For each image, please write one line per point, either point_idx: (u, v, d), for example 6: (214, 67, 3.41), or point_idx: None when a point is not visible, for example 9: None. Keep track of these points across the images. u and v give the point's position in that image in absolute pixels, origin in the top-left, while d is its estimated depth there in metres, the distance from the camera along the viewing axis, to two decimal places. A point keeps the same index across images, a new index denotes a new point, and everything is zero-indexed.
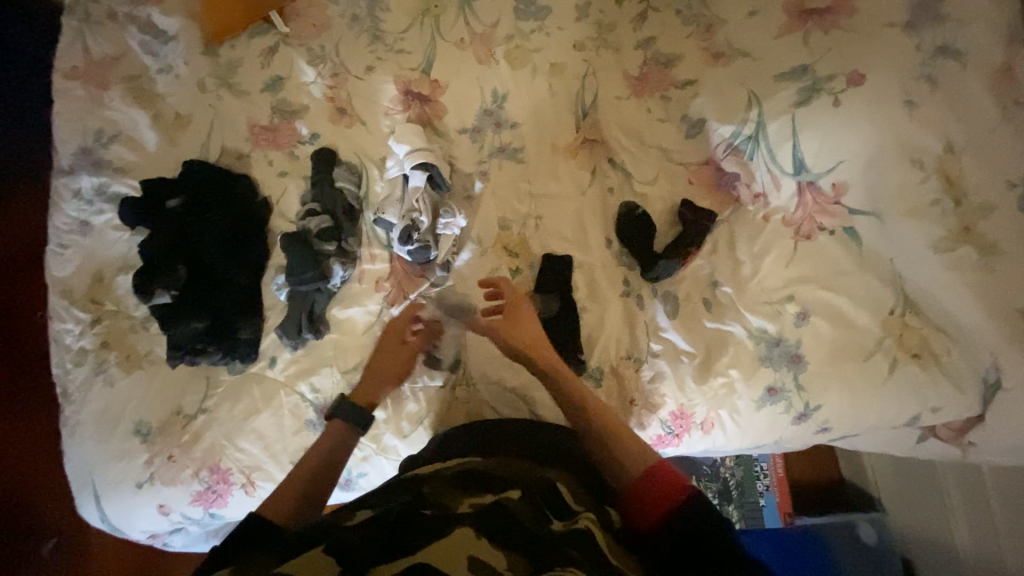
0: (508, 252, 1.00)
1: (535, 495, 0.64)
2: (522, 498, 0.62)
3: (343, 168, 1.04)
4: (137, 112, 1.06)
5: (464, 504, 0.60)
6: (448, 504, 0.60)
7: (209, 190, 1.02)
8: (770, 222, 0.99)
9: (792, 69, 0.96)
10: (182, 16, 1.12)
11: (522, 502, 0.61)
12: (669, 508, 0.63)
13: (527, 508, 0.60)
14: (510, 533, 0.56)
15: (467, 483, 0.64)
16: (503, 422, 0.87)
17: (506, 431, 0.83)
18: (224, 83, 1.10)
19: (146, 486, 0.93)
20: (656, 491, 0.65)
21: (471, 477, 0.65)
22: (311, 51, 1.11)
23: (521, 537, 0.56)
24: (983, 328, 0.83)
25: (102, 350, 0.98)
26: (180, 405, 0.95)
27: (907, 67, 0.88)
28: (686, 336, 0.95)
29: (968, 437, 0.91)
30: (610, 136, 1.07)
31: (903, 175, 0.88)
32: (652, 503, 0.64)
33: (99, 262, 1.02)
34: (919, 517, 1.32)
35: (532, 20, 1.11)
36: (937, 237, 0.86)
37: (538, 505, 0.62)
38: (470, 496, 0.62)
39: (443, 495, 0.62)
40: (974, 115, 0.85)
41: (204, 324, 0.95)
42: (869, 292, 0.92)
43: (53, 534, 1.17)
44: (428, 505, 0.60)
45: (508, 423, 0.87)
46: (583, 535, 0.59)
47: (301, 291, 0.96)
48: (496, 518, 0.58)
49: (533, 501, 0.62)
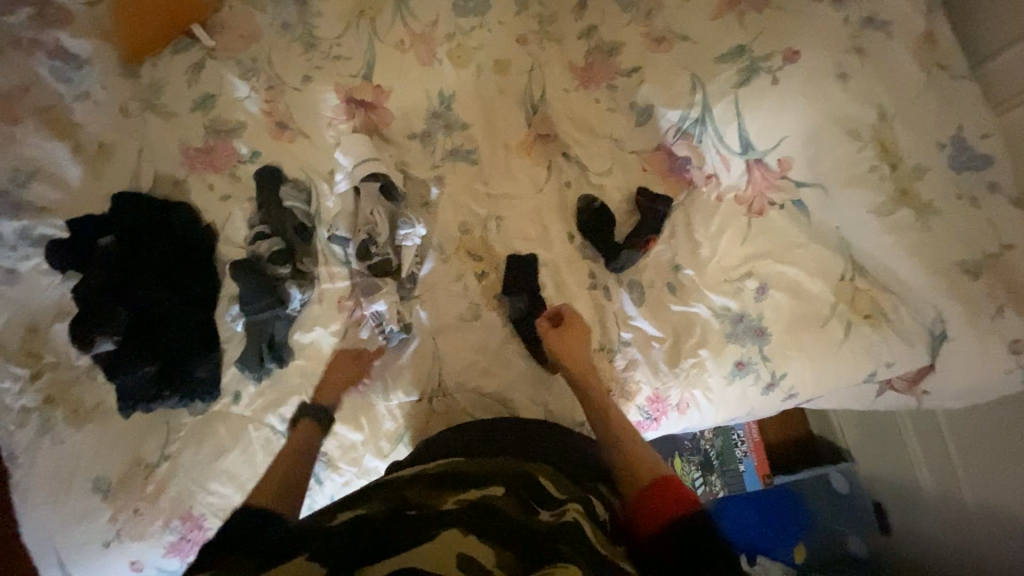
0: (472, 257, 0.99)
1: (519, 489, 0.65)
2: (508, 495, 0.63)
3: (290, 186, 1.00)
4: (53, 145, 0.98)
5: (448, 502, 0.61)
6: (433, 504, 0.60)
7: (146, 224, 0.95)
8: (723, 202, 1.01)
9: (730, 50, 0.97)
10: (92, 36, 1.03)
11: (507, 498, 0.62)
12: (665, 519, 0.62)
13: (513, 505, 0.61)
14: (496, 526, 0.57)
15: (452, 483, 0.65)
16: (492, 422, 0.87)
17: (491, 432, 0.84)
18: (149, 106, 1.02)
19: (114, 545, 0.87)
20: (660, 505, 0.64)
21: (455, 478, 0.66)
22: (242, 65, 1.05)
23: (508, 531, 0.57)
24: (925, 283, 0.90)
25: (47, 407, 0.91)
26: (141, 455, 0.90)
27: (837, 40, 0.91)
28: (654, 322, 0.97)
29: (922, 386, 0.98)
30: (562, 129, 1.06)
31: (843, 147, 0.91)
32: (656, 513, 0.63)
33: (31, 312, 0.94)
34: (881, 463, 1.41)
35: (472, 16, 1.09)
36: (877, 203, 0.91)
37: (524, 499, 0.63)
38: (454, 494, 0.62)
39: (428, 496, 0.62)
40: (899, 84, 0.92)
41: (156, 367, 0.89)
42: (819, 261, 0.97)
43: None
44: (412, 506, 0.60)
45: (493, 422, 0.87)
46: (571, 528, 0.59)
47: (257, 320, 0.92)
48: (482, 514, 0.58)
49: (519, 496, 0.63)
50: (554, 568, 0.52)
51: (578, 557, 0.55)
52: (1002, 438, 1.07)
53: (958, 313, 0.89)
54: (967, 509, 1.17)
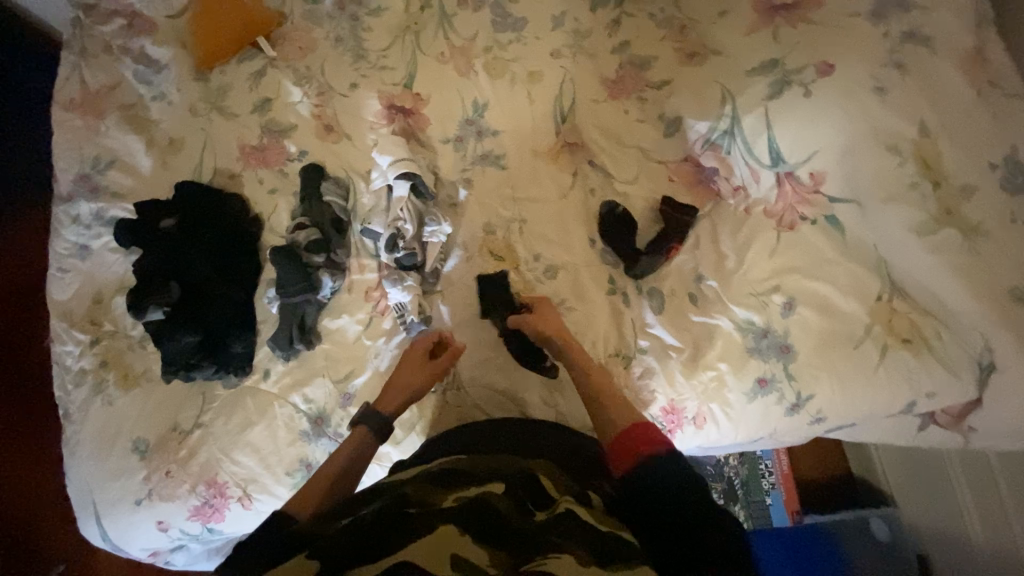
0: (495, 256, 1.01)
1: (517, 490, 0.64)
2: (504, 493, 0.63)
3: (330, 182, 1.07)
4: (132, 138, 1.10)
5: (448, 500, 0.61)
6: (432, 502, 0.61)
7: (200, 209, 1.04)
8: (751, 214, 1.00)
9: (762, 63, 0.97)
10: (173, 45, 1.16)
11: (504, 497, 0.62)
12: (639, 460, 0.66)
13: (510, 505, 0.61)
14: (493, 528, 0.57)
15: (452, 482, 0.65)
16: (500, 421, 0.88)
17: (497, 432, 0.85)
18: (214, 106, 1.13)
19: (145, 503, 0.94)
20: (637, 445, 0.68)
21: (455, 475, 0.66)
22: (297, 72, 1.14)
23: (503, 533, 0.57)
24: (969, 309, 0.84)
25: (101, 370, 1.00)
26: (177, 421, 0.97)
27: (875, 55, 0.90)
28: (672, 331, 0.96)
29: (968, 422, 0.91)
30: (590, 139, 1.09)
31: (881, 160, 0.88)
32: (633, 458, 0.67)
33: (97, 285, 1.05)
34: (928, 510, 1.29)
35: (510, 31, 1.15)
36: (920, 220, 0.87)
37: (520, 498, 0.63)
38: (454, 492, 0.63)
39: (428, 493, 0.63)
40: (943, 99, 0.89)
41: (195, 338, 0.96)
42: (854, 279, 0.92)
43: (63, 557, 1.20)
44: (411, 504, 0.61)
45: (503, 421, 0.88)
46: (566, 518, 0.60)
47: (290, 303, 0.97)
48: (480, 515, 0.58)
49: (514, 495, 0.63)
50: (546, 560, 0.53)
51: (574, 548, 0.56)
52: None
53: (1009, 343, 0.82)
54: (1017, 563, 1.04)
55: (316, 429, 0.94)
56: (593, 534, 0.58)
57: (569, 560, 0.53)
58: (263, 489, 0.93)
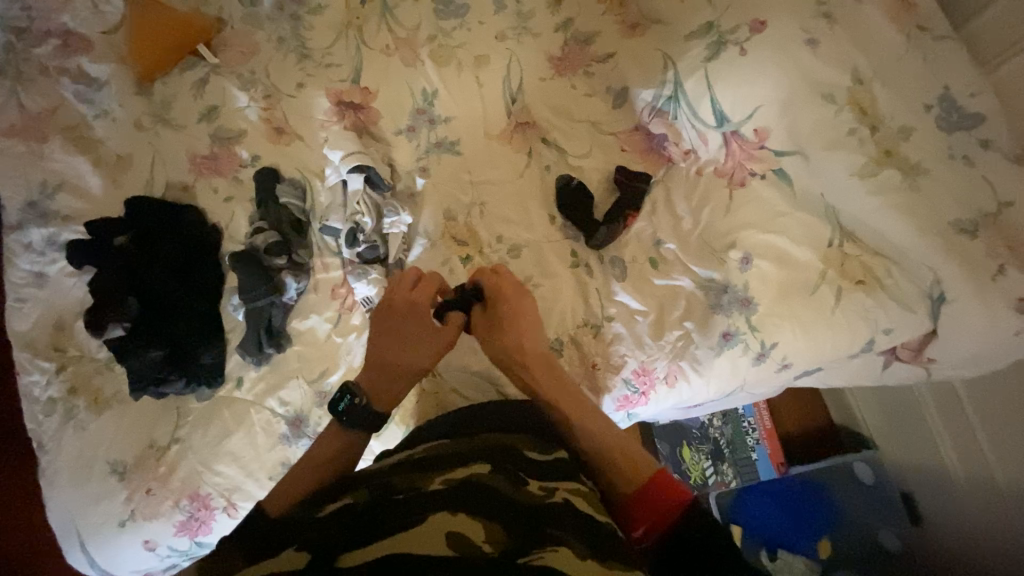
0: (458, 242, 1.01)
1: (507, 467, 0.65)
2: (494, 472, 0.63)
3: (286, 184, 1.06)
4: (78, 159, 1.08)
5: (435, 483, 0.61)
6: (420, 485, 0.61)
7: (155, 224, 1.02)
8: (703, 175, 1.03)
9: (699, 26, 0.99)
10: (112, 61, 1.14)
11: (495, 475, 0.62)
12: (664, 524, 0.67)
13: (502, 481, 0.62)
14: (484, 502, 0.57)
15: (440, 464, 0.65)
16: (477, 408, 0.87)
17: (473, 417, 0.84)
18: (160, 119, 1.12)
19: (129, 523, 0.93)
20: (654, 504, 0.68)
21: (441, 460, 0.66)
22: (242, 77, 1.13)
23: (501, 509, 0.57)
24: (914, 244, 0.89)
25: (71, 397, 0.99)
26: (152, 439, 0.96)
27: (803, 7, 0.93)
28: (637, 295, 0.98)
29: (927, 354, 0.95)
30: (541, 117, 1.09)
31: (819, 111, 0.91)
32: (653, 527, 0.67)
33: (58, 312, 1.03)
34: (909, 450, 1.32)
35: (453, 18, 1.15)
36: (861, 164, 0.90)
37: (512, 475, 0.64)
38: (440, 475, 0.62)
39: (414, 479, 0.62)
40: (873, 48, 0.92)
41: (163, 351, 0.95)
42: (806, 230, 0.95)
43: None
44: (399, 489, 0.60)
45: (488, 405, 0.87)
46: (562, 507, 0.60)
47: (255, 308, 0.96)
48: (469, 493, 0.58)
49: (505, 473, 0.64)
50: (545, 554, 0.51)
51: (572, 541, 0.55)
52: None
53: (955, 272, 0.86)
54: (997, 487, 1.09)
55: (295, 432, 0.94)
56: (591, 528, 0.58)
57: (567, 554, 0.52)
58: (247, 497, 0.93)
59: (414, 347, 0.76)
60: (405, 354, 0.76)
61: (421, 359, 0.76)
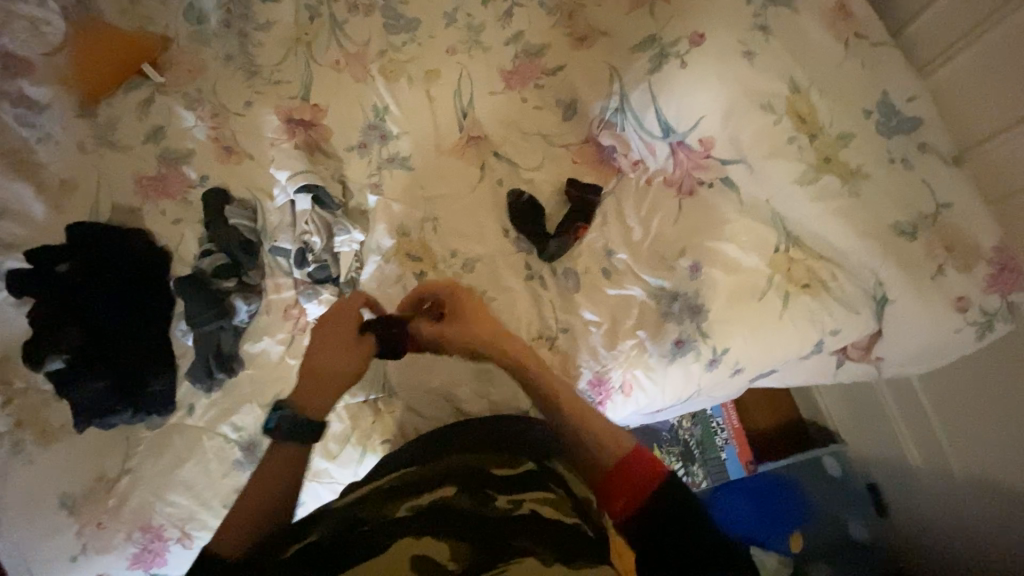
0: (411, 258, 1.01)
1: (472, 484, 0.65)
2: (460, 493, 0.63)
3: (235, 205, 1.04)
4: (19, 184, 1.04)
5: (401, 510, 0.61)
6: (387, 513, 0.61)
7: (99, 249, 1.00)
8: (653, 185, 1.04)
9: (642, 39, 1.01)
10: (53, 83, 1.11)
11: (460, 496, 0.63)
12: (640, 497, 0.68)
13: (468, 500, 0.62)
14: (450, 523, 0.58)
15: (408, 489, 0.65)
16: (448, 423, 0.87)
17: (446, 429, 0.83)
18: (106, 141, 1.09)
19: (82, 559, 0.90)
20: (631, 478, 0.70)
21: (408, 484, 0.66)
22: (189, 96, 1.11)
23: (466, 529, 0.57)
24: (856, 249, 0.90)
25: (17, 431, 0.95)
26: (102, 471, 0.93)
27: (741, 19, 0.95)
28: (590, 306, 0.98)
29: (875, 352, 0.97)
30: (493, 130, 1.09)
31: (760, 120, 0.93)
32: (628, 500, 0.69)
33: (3, 342, 0.99)
34: (871, 442, 1.34)
35: (403, 33, 1.15)
36: (800, 171, 0.92)
37: (478, 492, 0.64)
38: (407, 501, 0.63)
39: (382, 506, 0.63)
40: (811, 57, 0.94)
41: (106, 383, 0.92)
42: (754, 235, 0.96)
43: None
44: (367, 520, 0.61)
45: (465, 421, 0.85)
46: (528, 518, 0.59)
47: (202, 333, 0.94)
48: (434, 517, 0.59)
49: (471, 492, 0.63)
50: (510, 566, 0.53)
51: (539, 549, 0.55)
52: (991, 399, 1.01)
53: (895, 274, 0.89)
54: (954, 478, 1.12)
55: (249, 456, 0.94)
56: (560, 532, 0.58)
57: (532, 563, 0.53)
58: (202, 526, 0.92)
59: (329, 347, 0.80)
60: (319, 352, 0.80)
61: (332, 358, 0.79)
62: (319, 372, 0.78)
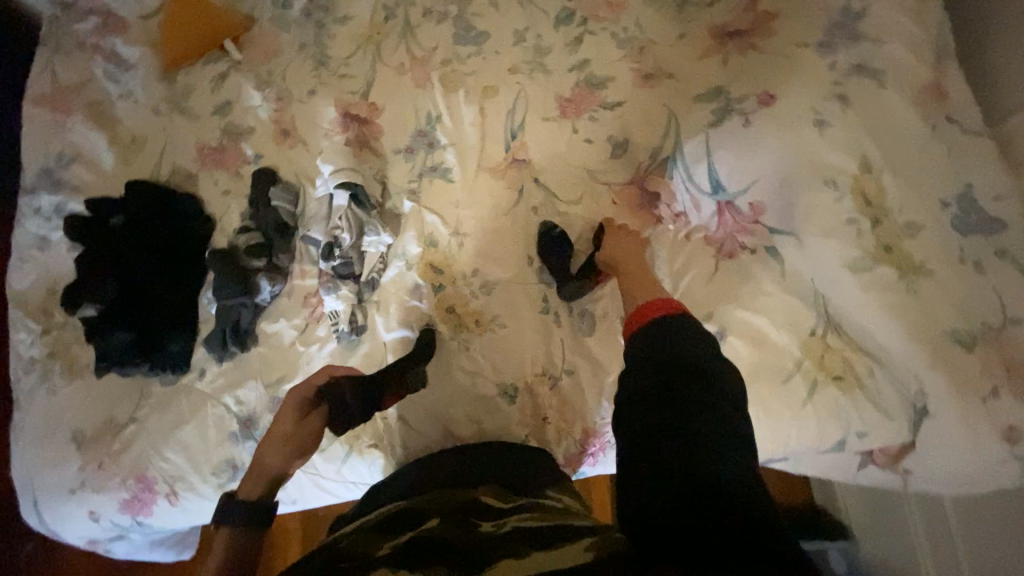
0: (433, 269, 1.01)
1: (455, 514, 0.62)
2: (442, 522, 0.59)
3: (279, 188, 1.07)
4: (96, 134, 1.13)
5: (383, 549, 0.55)
6: (366, 552, 0.55)
7: (149, 209, 1.06)
8: (692, 240, 1.00)
9: (707, 90, 0.99)
10: (143, 45, 1.19)
11: (442, 526, 0.58)
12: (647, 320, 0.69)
13: (449, 527, 0.59)
14: (429, 553, 0.54)
15: (391, 528, 0.60)
16: (441, 456, 0.84)
17: (438, 468, 0.80)
18: (177, 107, 1.16)
19: (78, 492, 0.96)
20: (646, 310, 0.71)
21: (391, 521, 0.61)
22: (259, 77, 1.16)
23: (444, 551, 0.54)
24: (904, 350, 0.82)
25: (49, 360, 1.03)
26: (112, 415, 0.99)
27: (818, 86, 0.89)
28: (602, 354, 0.95)
29: (903, 463, 0.89)
30: (538, 155, 1.08)
31: (819, 195, 0.87)
32: (634, 324, 0.70)
33: (54, 277, 1.08)
34: (883, 546, 1.24)
35: (470, 45, 1.15)
36: (854, 257, 0.85)
37: (461, 520, 0.61)
38: (389, 540, 0.57)
39: (362, 542, 0.57)
40: (890, 135, 0.87)
41: (130, 335, 0.99)
42: (788, 312, 0.92)
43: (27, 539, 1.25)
44: (344, 559, 0.54)
45: (438, 456, 0.84)
46: (512, 535, 0.58)
47: (225, 305, 0.98)
48: (415, 552, 0.54)
49: (453, 521, 0.60)
50: None
51: (520, 552, 0.54)
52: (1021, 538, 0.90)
53: (942, 388, 0.80)
54: None
55: (243, 432, 0.96)
56: (544, 534, 0.57)
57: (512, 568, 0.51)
58: (189, 488, 0.96)
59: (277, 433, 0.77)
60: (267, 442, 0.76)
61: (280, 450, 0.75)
62: (264, 466, 0.74)
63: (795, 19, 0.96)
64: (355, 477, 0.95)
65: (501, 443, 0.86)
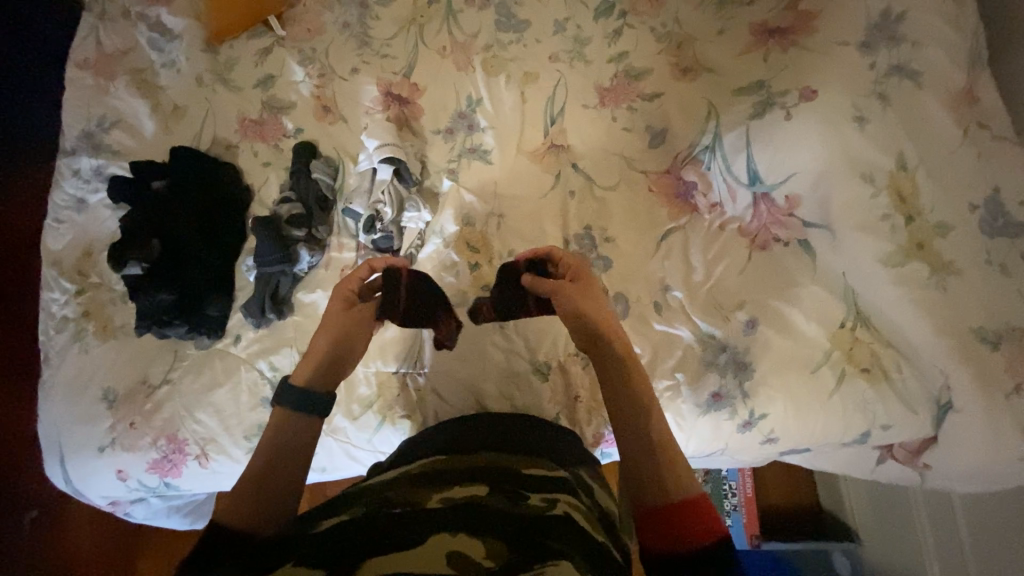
0: (470, 248, 1.03)
1: (504, 486, 0.63)
2: (491, 494, 0.61)
3: (321, 160, 1.09)
4: (138, 101, 1.14)
5: (434, 501, 0.59)
6: (419, 502, 0.59)
7: (191, 175, 1.07)
8: (726, 231, 1.02)
9: (748, 84, 1.01)
10: (188, 16, 1.21)
11: (492, 496, 0.61)
12: (679, 551, 0.62)
13: (499, 500, 0.60)
14: (487, 523, 0.55)
15: (437, 485, 0.63)
16: (478, 417, 0.87)
17: (474, 428, 0.83)
18: (220, 78, 1.17)
19: (108, 451, 0.97)
20: (677, 529, 0.63)
21: (439, 478, 0.65)
22: (302, 53, 1.18)
23: (499, 524, 0.55)
24: (932, 346, 0.84)
25: (82, 319, 1.04)
26: (146, 375, 1.00)
27: (858, 84, 0.92)
28: (635, 337, 0.96)
29: (923, 459, 0.91)
30: (576, 143, 1.10)
31: (856, 190, 0.89)
32: (661, 538, 0.63)
33: (89, 239, 1.08)
34: (888, 549, 1.25)
35: (512, 32, 1.17)
36: (887, 252, 0.87)
37: (510, 492, 0.62)
38: (440, 494, 0.61)
39: (413, 494, 0.61)
40: (925, 135, 0.90)
41: (173, 296, 0.99)
42: (821, 304, 0.93)
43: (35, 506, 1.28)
44: (396, 505, 0.59)
45: (484, 416, 0.87)
46: (563, 520, 0.58)
47: (267, 272, 1.00)
48: (468, 515, 0.56)
49: (502, 493, 0.62)
50: (545, 567, 0.50)
51: (571, 552, 0.54)
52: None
53: (966, 383, 0.82)
54: None
55: None
56: (587, 543, 0.57)
57: (568, 567, 0.51)
58: (220, 450, 0.97)
59: (330, 328, 0.76)
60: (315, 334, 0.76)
61: (329, 340, 0.75)
62: (316, 358, 0.74)
63: (835, 18, 0.98)
64: (386, 448, 0.96)
65: (545, 421, 0.86)
